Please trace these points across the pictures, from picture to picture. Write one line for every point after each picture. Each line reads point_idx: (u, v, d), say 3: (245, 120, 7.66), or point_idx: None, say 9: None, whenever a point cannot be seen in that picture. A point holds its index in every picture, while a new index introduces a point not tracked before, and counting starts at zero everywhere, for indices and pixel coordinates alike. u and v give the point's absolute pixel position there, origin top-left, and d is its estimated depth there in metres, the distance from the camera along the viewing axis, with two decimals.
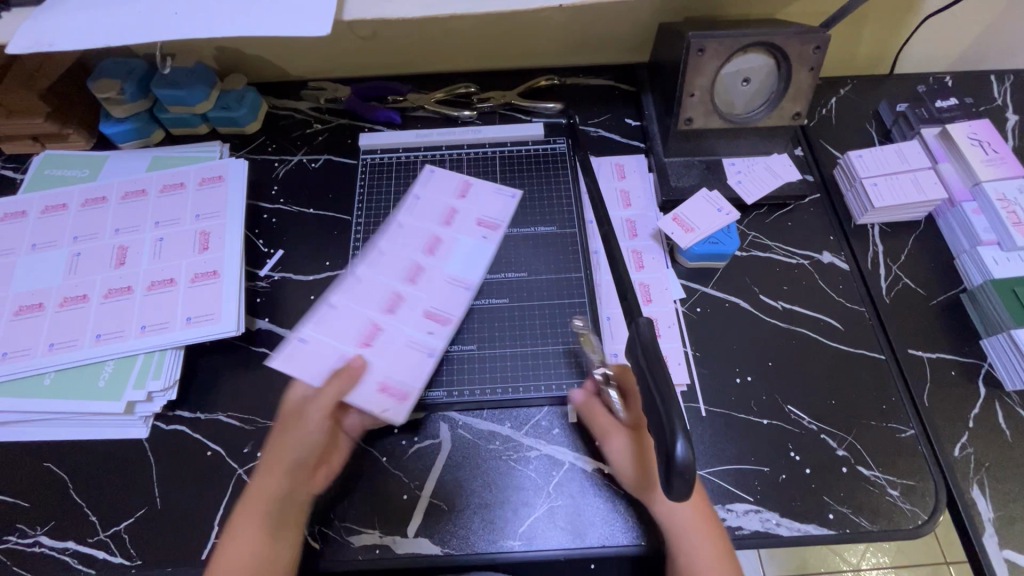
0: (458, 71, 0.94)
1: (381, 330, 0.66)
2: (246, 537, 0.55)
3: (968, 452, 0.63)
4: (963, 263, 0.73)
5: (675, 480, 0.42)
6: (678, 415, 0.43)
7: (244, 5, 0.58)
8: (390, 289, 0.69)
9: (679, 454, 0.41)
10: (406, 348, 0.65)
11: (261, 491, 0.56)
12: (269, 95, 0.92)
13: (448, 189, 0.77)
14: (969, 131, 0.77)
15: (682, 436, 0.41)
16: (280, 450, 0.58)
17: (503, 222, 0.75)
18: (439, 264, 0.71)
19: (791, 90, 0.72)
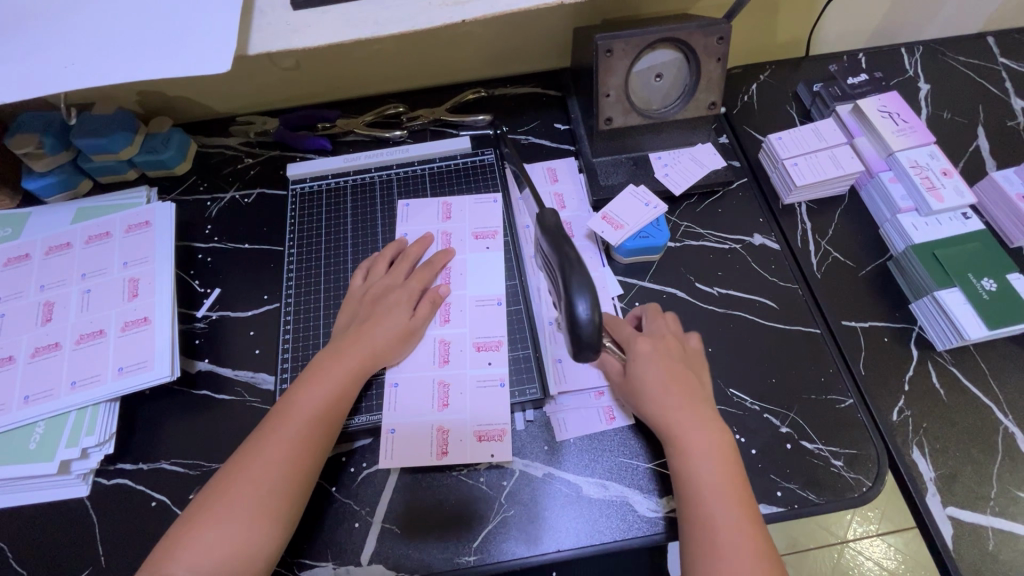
0: (386, 92, 0.94)
1: (450, 383, 0.66)
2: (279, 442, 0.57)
3: (905, 415, 0.65)
4: (887, 232, 0.75)
5: (583, 340, 0.49)
6: (574, 277, 0.50)
7: (139, 50, 0.57)
8: (435, 340, 0.69)
9: (580, 311, 0.48)
10: (480, 388, 0.66)
11: (304, 401, 0.60)
12: (198, 134, 0.92)
13: (430, 215, 0.79)
14: (879, 103, 0.79)
15: (581, 299, 0.48)
16: (335, 366, 0.63)
17: (500, 228, 0.77)
18: (460, 292, 0.72)
19: (703, 81, 0.74)
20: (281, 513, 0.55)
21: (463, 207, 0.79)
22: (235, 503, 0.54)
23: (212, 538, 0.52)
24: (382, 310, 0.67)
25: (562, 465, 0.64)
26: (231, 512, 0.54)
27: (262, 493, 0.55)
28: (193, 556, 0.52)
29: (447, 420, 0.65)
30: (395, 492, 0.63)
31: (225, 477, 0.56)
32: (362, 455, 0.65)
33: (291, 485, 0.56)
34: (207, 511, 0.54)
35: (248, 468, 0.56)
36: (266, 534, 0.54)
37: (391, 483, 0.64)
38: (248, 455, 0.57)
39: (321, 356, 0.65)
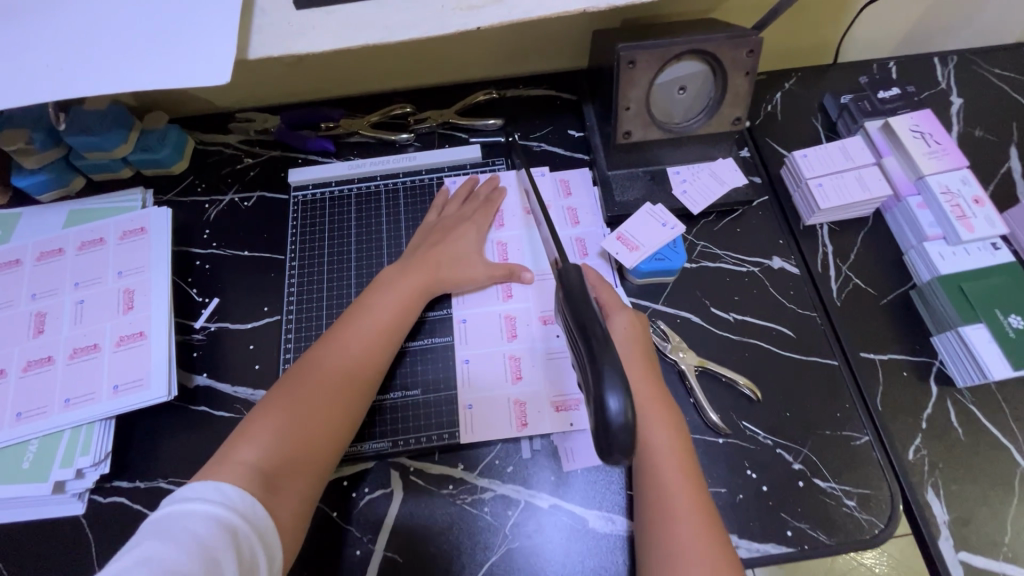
0: (393, 90, 0.90)
1: (525, 402, 0.65)
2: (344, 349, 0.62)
3: (922, 455, 0.63)
4: (911, 259, 0.72)
5: (613, 440, 0.44)
6: (607, 363, 0.46)
7: (132, 56, 0.54)
8: (502, 315, 0.71)
9: (612, 407, 0.44)
10: (549, 360, 0.68)
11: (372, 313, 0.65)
12: (196, 129, 0.88)
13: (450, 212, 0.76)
14: (911, 123, 0.76)
15: (612, 393, 0.44)
16: (408, 282, 0.68)
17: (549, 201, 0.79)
18: (479, 307, 0.71)
19: (729, 95, 0.70)
20: (344, 420, 0.59)
21: (516, 216, 0.77)
22: (300, 408, 0.58)
23: (279, 435, 0.56)
24: (446, 245, 0.72)
25: (568, 497, 0.62)
26: (295, 417, 0.57)
27: (332, 387, 0.60)
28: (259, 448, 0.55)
29: (523, 392, 0.66)
30: (397, 520, 0.62)
31: (291, 384, 0.59)
32: (363, 480, 0.64)
33: (354, 390, 0.61)
34: (272, 414, 0.57)
35: (321, 363, 0.61)
36: (329, 441, 0.58)
37: (393, 510, 0.62)
38: (312, 365, 0.61)
39: (384, 279, 0.69)
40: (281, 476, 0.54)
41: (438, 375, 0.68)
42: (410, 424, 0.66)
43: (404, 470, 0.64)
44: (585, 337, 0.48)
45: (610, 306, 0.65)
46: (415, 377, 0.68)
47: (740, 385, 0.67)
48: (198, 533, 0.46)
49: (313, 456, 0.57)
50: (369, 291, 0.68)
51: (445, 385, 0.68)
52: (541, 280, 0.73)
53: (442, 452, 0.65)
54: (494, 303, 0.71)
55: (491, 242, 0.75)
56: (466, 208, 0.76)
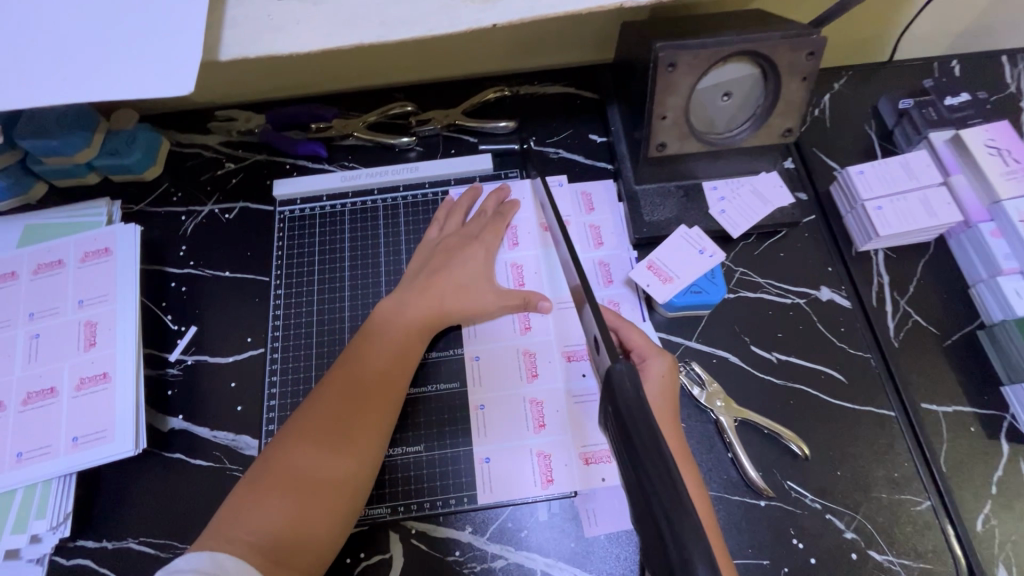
0: (391, 85, 0.80)
1: (551, 454, 0.58)
2: (346, 393, 0.54)
3: (991, 525, 0.56)
4: (980, 294, 0.64)
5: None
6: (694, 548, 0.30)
7: (77, 62, 0.45)
8: (519, 351, 0.62)
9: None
10: (575, 404, 0.60)
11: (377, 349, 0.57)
12: (171, 128, 0.78)
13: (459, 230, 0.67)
14: (987, 136, 0.66)
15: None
16: (416, 312, 0.60)
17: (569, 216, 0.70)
18: (491, 343, 0.62)
19: (781, 103, 0.60)
20: (349, 475, 0.51)
21: (532, 233, 0.68)
22: (296, 465, 0.50)
23: (276, 500, 0.48)
24: (456, 266, 0.63)
25: (589, 569, 0.55)
26: (291, 476, 0.50)
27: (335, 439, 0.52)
28: (253, 519, 0.47)
29: (547, 444, 0.58)
30: None
31: (286, 438, 0.52)
32: (358, 546, 0.56)
33: (361, 442, 0.53)
34: (264, 477, 0.50)
35: (320, 411, 0.53)
36: (334, 502, 0.50)
37: None
38: (308, 413, 0.53)
39: (386, 307, 0.61)
40: (284, 550, 0.47)
41: (443, 427, 0.59)
42: (412, 484, 0.58)
43: (404, 535, 0.57)
44: (640, 478, 0.33)
45: (643, 349, 0.55)
46: (417, 430, 0.59)
47: (786, 439, 0.59)
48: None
49: (318, 520, 0.49)
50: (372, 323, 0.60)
51: (451, 438, 0.59)
52: (558, 313, 0.64)
53: (448, 514, 0.57)
54: (509, 338, 0.63)
55: (502, 264, 0.66)
56: (478, 223, 0.67)
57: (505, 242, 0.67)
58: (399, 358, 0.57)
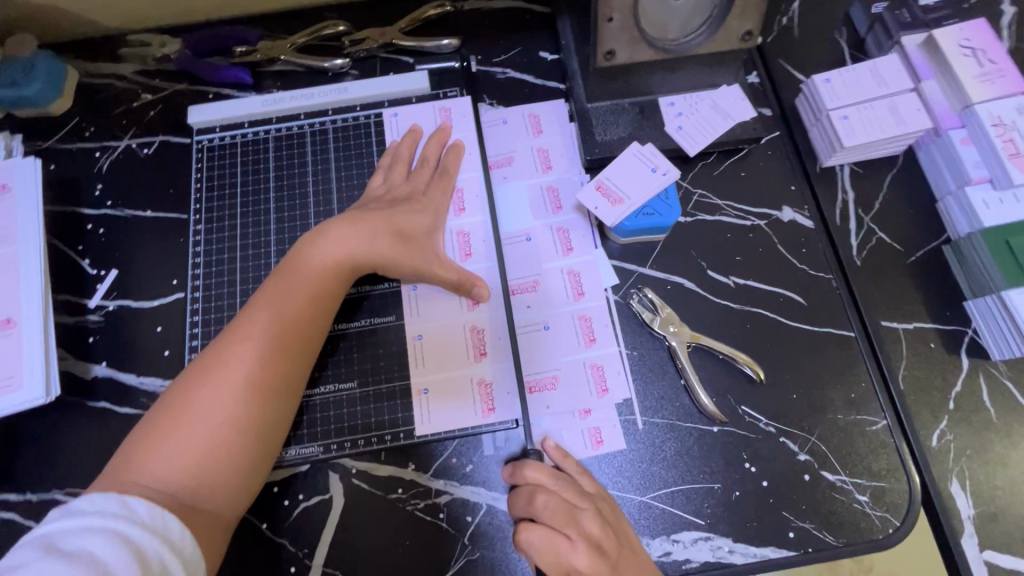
0: (322, 3, 0.72)
1: (492, 381, 0.56)
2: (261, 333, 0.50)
3: (947, 441, 0.54)
4: (947, 208, 0.61)
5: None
6: None
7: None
8: None
9: None
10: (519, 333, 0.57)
11: (299, 287, 0.52)
12: (78, 57, 0.71)
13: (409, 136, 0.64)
14: (960, 36, 0.61)
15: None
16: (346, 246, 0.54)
17: (516, 135, 0.65)
18: None
19: (738, 2, 0.55)
20: (272, 413, 0.49)
21: (472, 155, 0.64)
22: (211, 404, 0.47)
23: (192, 440, 0.45)
24: (401, 213, 0.57)
25: None
26: (208, 423, 0.46)
27: (248, 384, 0.48)
28: (166, 457, 0.45)
29: (489, 373, 0.56)
30: (339, 531, 0.53)
31: (198, 376, 0.48)
32: (297, 487, 0.54)
33: (275, 385, 0.49)
34: (177, 422, 0.46)
35: (233, 351, 0.49)
36: (251, 444, 0.48)
37: (332, 521, 0.53)
38: (217, 355, 0.49)
39: (305, 241, 0.54)
40: (195, 500, 0.44)
41: (380, 360, 0.57)
42: (333, 425, 0.55)
43: (343, 474, 0.55)
44: None
45: None
46: (349, 365, 0.57)
47: (741, 362, 0.56)
48: (92, 552, 0.36)
49: (237, 460, 0.47)
50: (293, 257, 0.54)
51: (387, 372, 0.56)
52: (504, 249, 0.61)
53: (387, 452, 0.55)
54: None
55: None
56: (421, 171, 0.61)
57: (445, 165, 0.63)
58: (321, 297, 0.53)
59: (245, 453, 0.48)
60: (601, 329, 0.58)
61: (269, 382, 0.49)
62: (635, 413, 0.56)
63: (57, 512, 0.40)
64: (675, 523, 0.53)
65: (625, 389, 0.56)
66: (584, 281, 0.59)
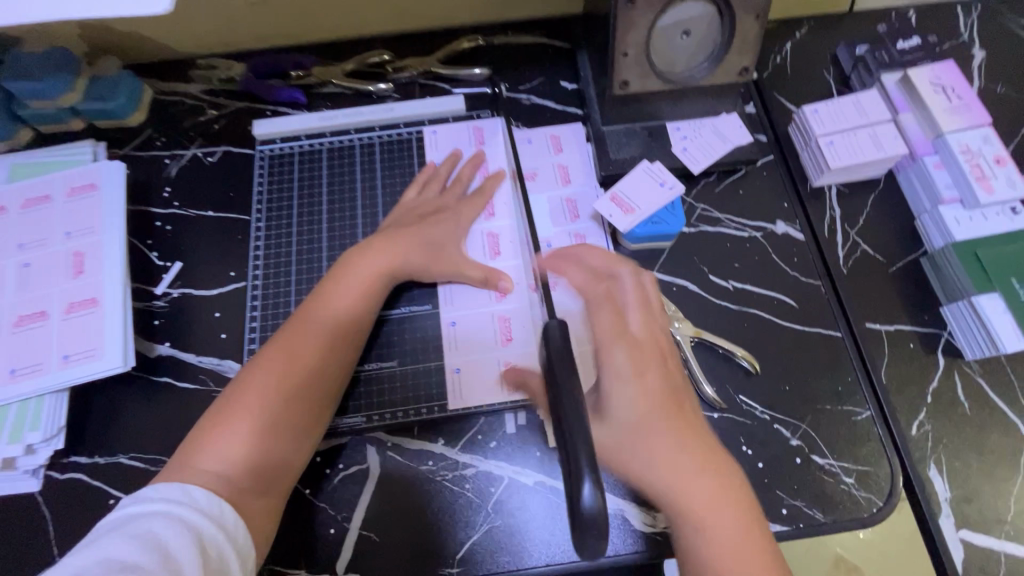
0: (369, 35, 0.82)
1: (517, 362, 0.62)
2: (311, 338, 0.57)
3: (925, 430, 0.60)
4: (924, 225, 0.68)
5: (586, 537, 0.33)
6: (582, 445, 0.34)
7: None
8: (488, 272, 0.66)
9: (586, 497, 0.33)
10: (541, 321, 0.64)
11: (342, 299, 0.60)
12: (153, 77, 0.80)
13: (458, 142, 0.74)
14: (932, 75, 0.70)
15: (586, 475, 0.33)
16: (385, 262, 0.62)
17: (541, 152, 0.73)
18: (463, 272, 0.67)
19: (736, 42, 0.63)
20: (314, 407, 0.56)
21: (501, 169, 0.72)
22: (266, 396, 0.53)
23: (249, 430, 0.52)
24: (431, 234, 0.65)
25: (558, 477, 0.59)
26: (263, 416, 0.52)
27: (298, 382, 0.55)
28: (227, 442, 0.51)
29: (515, 356, 0.62)
30: (374, 497, 0.59)
31: (253, 371, 0.55)
32: (338, 456, 0.60)
33: (320, 383, 0.56)
34: (236, 415, 0.52)
35: (288, 353, 0.56)
36: (296, 436, 0.54)
37: (369, 489, 0.59)
38: (272, 356, 0.55)
39: (349, 257, 0.62)
40: (251, 484, 0.50)
41: (417, 344, 0.64)
42: (371, 399, 0.61)
43: (380, 446, 0.61)
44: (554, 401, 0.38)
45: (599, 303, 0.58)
46: (392, 347, 0.64)
47: (738, 356, 0.63)
48: (158, 535, 0.42)
49: (285, 448, 0.53)
50: (337, 271, 0.61)
51: (425, 355, 0.63)
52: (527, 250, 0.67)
53: (421, 427, 0.61)
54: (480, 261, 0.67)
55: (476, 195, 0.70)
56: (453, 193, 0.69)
57: (477, 177, 0.72)
58: (361, 307, 0.60)
59: (291, 443, 0.54)
60: None
61: (316, 381, 0.56)
62: None
63: (127, 498, 0.45)
64: None
65: None
66: None
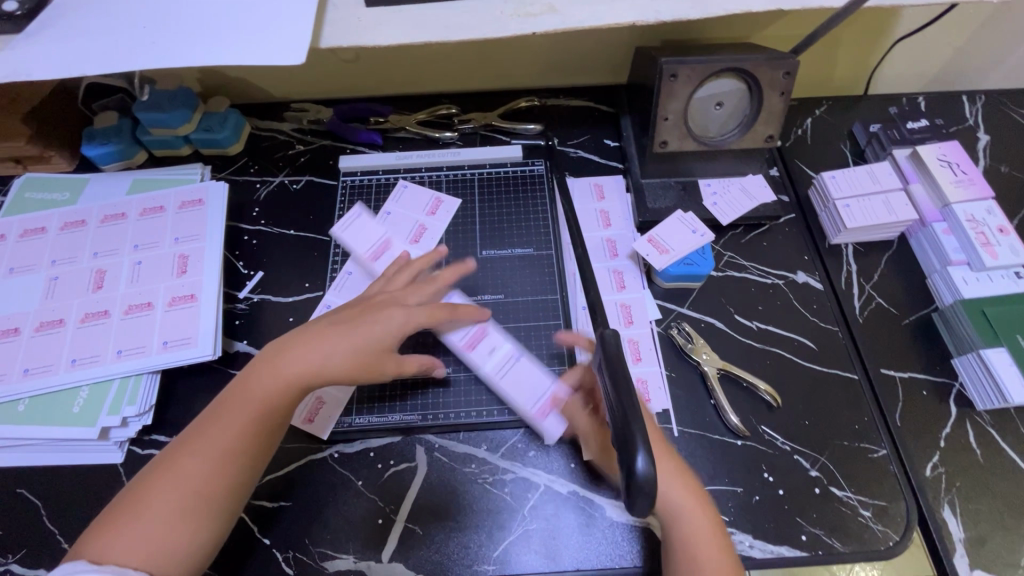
0: (439, 91, 0.95)
1: (324, 400, 0.67)
2: (217, 435, 0.56)
3: (939, 472, 0.64)
4: (934, 283, 0.74)
5: (636, 494, 0.41)
6: (637, 423, 0.42)
7: (206, 34, 0.59)
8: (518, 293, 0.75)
9: (640, 466, 0.40)
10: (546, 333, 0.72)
11: (259, 395, 0.58)
12: (252, 115, 0.93)
13: (419, 204, 0.82)
14: (939, 152, 0.78)
15: (640, 449, 0.41)
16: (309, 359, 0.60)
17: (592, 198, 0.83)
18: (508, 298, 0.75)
19: (763, 114, 0.73)
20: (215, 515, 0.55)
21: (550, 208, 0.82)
22: (171, 500, 0.54)
23: (150, 523, 0.52)
24: (364, 333, 0.61)
25: (592, 488, 0.64)
26: (166, 511, 0.53)
27: (202, 479, 0.55)
28: (128, 539, 0.52)
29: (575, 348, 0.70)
30: (420, 494, 0.64)
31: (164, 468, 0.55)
32: (391, 453, 0.66)
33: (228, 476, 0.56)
34: (143, 504, 0.53)
35: (196, 447, 0.56)
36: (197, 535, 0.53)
37: (417, 484, 0.64)
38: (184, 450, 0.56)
39: (273, 353, 0.61)
40: None
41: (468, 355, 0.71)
42: (408, 400, 0.68)
43: (429, 447, 0.66)
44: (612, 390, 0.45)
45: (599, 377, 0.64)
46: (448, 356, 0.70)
47: (761, 390, 0.68)
48: None
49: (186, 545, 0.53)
50: (262, 365, 0.60)
51: (477, 365, 0.70)
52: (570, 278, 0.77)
53: (467, 432, 0.67)
54: None
55: (386, 251, 0.78)
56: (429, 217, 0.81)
57: (530, 217, 0.81)
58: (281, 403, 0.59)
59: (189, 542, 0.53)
60: (646, 350, 0.71)
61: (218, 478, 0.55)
62: (671, 423, 0.67)
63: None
64: None
65: (665, 401, 0.68)
66: (634, 313, 0.73)
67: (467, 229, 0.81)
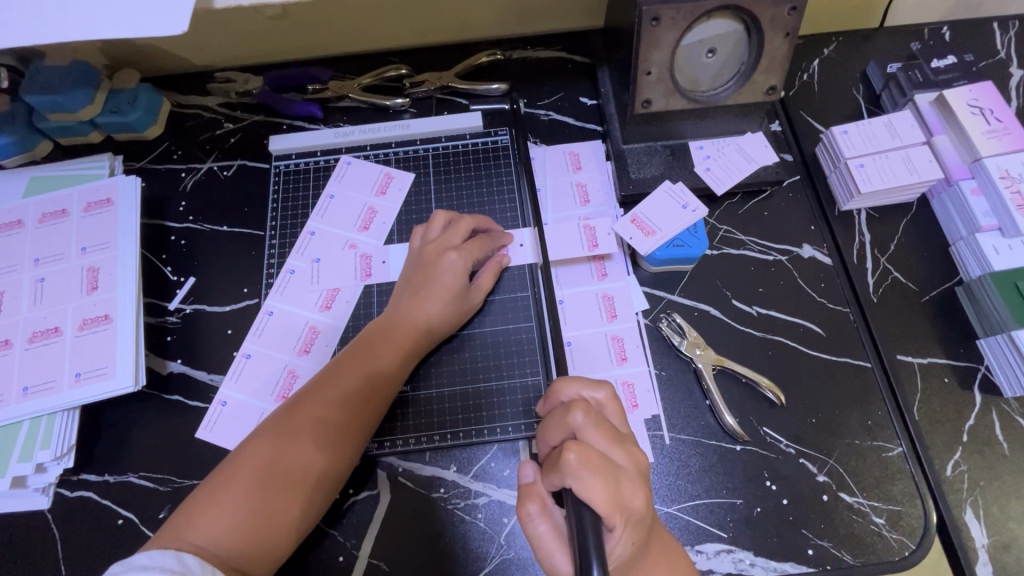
0: (387, 49, 0.81)
1: None
2: (327, 398, 0.55)
3: (961, 471, 0.57)
4: (959, 252, 0.65)
5: None
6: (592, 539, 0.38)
7: None
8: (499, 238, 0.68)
9: None
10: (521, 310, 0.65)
11: (370, 358, 0.57)
12: (171, 89, 0.80)
13: (367, 185, 0.72)
14: (968, 96, 0.67)
15: None
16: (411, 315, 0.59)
17: (567, 168, 0.72)
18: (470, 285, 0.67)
19: (764, 61, 0.61)
20: (314, 504, 0.52)
21: (515, 186, 0.72)
22: (273, 466, 0.51)
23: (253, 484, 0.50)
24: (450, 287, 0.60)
25: None
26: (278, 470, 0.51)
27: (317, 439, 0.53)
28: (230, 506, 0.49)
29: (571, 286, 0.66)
30: (384, 527, 0.57)
31: (245, 461, 0.51)
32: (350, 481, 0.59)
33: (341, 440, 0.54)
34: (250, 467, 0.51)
35: (307, 411, 0.54)
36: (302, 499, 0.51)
37: (379, 515, 0.58)
38: (296, 412, 0.54)
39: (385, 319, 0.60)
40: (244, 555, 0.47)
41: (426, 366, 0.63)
42: None
43: (392, 471, 0.59)
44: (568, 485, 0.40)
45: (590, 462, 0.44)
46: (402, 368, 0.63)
47: (763, 387, 0.60)
48: None
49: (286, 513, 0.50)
50: (373, 331, 0.60)
51: (436, 377, 0.63)
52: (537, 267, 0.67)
53: (433, 452, 0.60)
54: (307, 310, 0.66)
55: (343, 248, 0.69)
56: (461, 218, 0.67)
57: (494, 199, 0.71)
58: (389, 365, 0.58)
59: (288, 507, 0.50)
60: (631, 348, 0.63)
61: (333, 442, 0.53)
62: (663, 430, 0.60)
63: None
64: (699, 535, 0.56)
65: (653, 406, 0.61)
66: (618, 305, 0.65)
67: (422, 215, 0.70)
